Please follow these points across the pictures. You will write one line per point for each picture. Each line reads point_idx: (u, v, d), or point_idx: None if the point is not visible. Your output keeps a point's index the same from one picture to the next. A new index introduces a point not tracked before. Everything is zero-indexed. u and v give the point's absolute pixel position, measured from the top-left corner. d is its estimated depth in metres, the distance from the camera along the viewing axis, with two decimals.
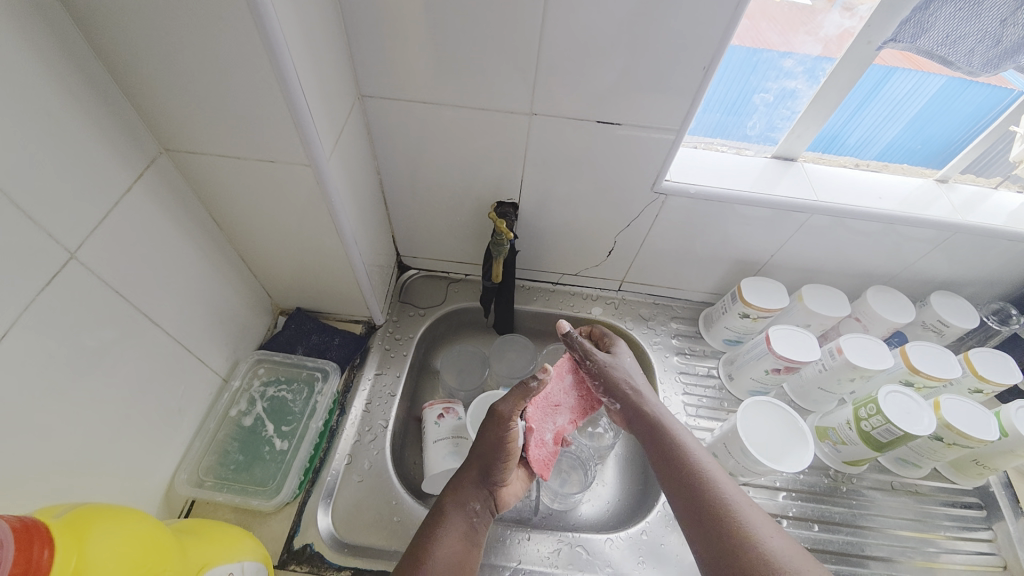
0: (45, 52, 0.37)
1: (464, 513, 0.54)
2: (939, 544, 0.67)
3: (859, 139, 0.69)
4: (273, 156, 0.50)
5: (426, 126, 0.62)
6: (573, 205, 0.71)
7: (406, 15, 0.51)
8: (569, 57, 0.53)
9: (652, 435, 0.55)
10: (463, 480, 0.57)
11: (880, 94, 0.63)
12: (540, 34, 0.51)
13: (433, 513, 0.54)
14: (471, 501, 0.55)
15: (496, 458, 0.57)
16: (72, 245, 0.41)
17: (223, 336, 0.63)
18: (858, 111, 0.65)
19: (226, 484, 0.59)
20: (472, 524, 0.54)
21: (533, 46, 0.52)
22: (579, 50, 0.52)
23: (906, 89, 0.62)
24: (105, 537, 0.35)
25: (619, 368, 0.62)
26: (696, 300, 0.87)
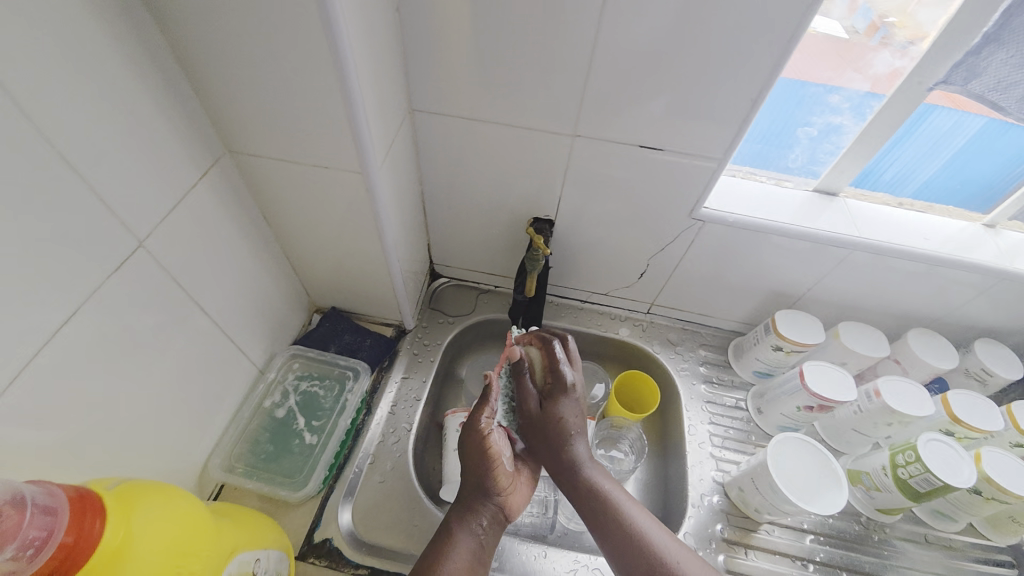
0: (137, 59, 0.40)
1: (472, 532, 0.54)
2: None
3: (896, 176, 0.68)
4: (325, 161, 0.52)
5: (471, 141, 0.64)
6: (608, 225, 0.71)
7: (462, 35, 0.53)
8: (617, 82, 0.54)
9: (586, 496, 0.57)
10: (466, 500, 0.56)
11: (918, 132, 0.62)
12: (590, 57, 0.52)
13: (439, 534, 0.54)
14: (478, 518, 0.55)
15: (485, 472, 0.56)
16: (141, 233, 0.44)
17: (262, 329, 0.66)
18: (894, 149, 0.64)
19: (255, 472, 0.61)
20: (480, 542, 0.53)
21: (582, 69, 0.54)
22: (628, 76, 0.53)
23: (947, 127, 0.61)
24: (151, 515, 0.35)
25: (552, 421, 0.60)
26: (725, 329, 0.85)
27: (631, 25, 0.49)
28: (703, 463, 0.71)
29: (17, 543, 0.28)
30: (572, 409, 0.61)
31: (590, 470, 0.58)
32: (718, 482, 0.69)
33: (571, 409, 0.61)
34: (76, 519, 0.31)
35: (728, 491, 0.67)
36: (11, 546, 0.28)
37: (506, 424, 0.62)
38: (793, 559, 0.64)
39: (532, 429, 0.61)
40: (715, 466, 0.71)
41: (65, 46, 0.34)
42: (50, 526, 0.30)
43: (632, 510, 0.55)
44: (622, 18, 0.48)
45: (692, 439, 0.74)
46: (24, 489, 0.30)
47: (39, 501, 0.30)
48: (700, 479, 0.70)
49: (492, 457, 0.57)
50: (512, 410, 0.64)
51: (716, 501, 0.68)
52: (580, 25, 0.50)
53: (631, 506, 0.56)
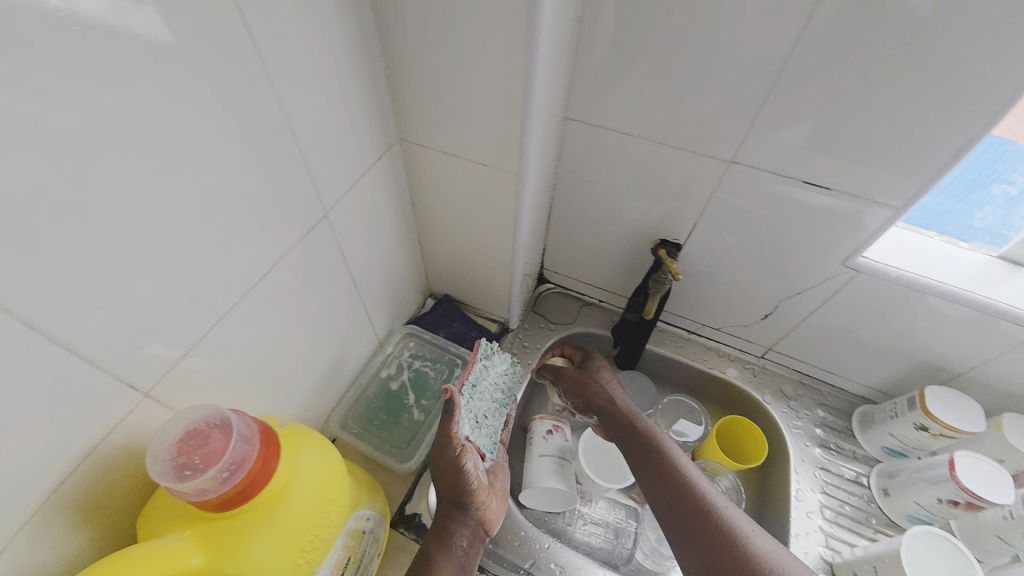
0: (355, 51, 0.44)
1: (453, 555, 0.52)
2: None
3: None
4: (486, 161, 0.54)
5: (617, 155, 0.63)
6: (742, 260, 0.67)
7: (639, 50, 0.52)
8: (804, 113, 0.50)
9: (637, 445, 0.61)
10: (444, 521, 0.54)
11: None
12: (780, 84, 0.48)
13: (421, 561, 0.51)
14: (457, 539, 0.53)
15: (462, 489, 0.54)
16: (328, 206, 0.49)
17: (388, 306, 0.71)
18: None
19: (366, 435, 0.65)
20: (463, 562, 0.52)
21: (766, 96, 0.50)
22: (819, 108, 0.49)
23: None
24: (308, 460, 0.39)
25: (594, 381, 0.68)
26: (852, 392, 0.77)
27: (840, 54, 0.45)
28: (810, 535, 0.65)
29: (219, 463, 0.33)
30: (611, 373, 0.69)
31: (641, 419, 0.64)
32: (825, 560, 0.63)
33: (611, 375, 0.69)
34: (262, 454, 0.35)
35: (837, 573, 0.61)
36: (217, 465, 0.32)
37: (477, 437, 0.60)
38: None
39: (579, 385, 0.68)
40: (824, 542, 0.64)
41: (311, 34, 0.38)
42: (245, 454, 0.34)
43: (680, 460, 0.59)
44: (833, 45, 0.44)
45: (800, 505, 0.67)
46: (232, 415, 0.35)
47: (241, 429, 0.34)
48: (804, 552, 0.63)
49: (470, 474, 0.55)
50: (478, 424, 0.62)
51: None
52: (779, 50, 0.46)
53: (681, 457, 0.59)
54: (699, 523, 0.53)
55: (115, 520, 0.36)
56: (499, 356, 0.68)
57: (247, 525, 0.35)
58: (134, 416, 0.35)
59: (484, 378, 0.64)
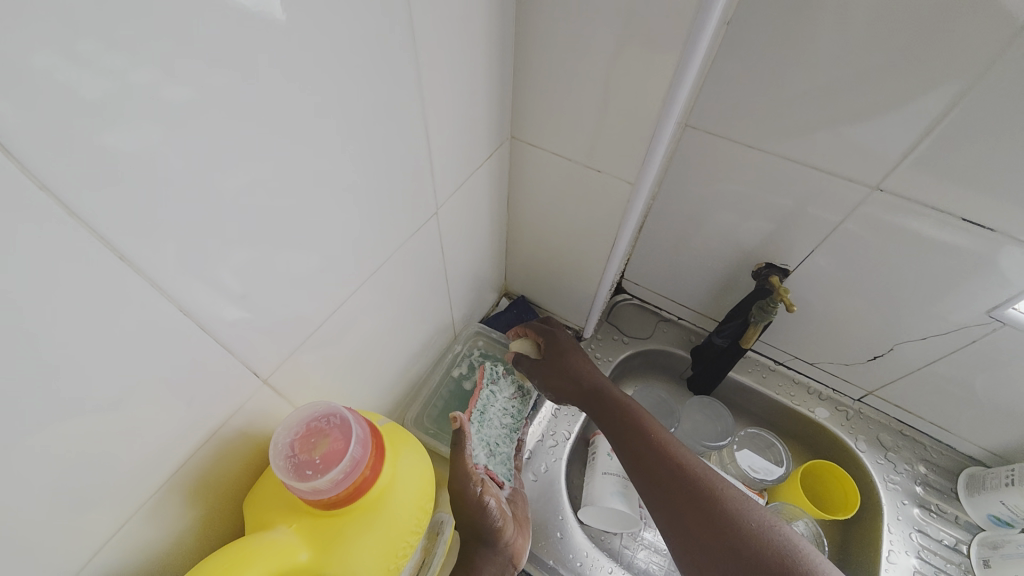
0: (488, 45, 0.42)
1: None
2: None
3: None
4: (600, 167, 0.51)
5: (733, 170, 0.58)
6: (858, 296, 0.61)
7: (788, 60, 0.47)
8: (983, 143, 0.43)
9: (628, 434, 0.55)
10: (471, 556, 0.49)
11: None
12: (961, 110, 0.42)
13: None
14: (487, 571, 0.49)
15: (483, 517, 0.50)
16: (438, 203, 0.47)
17: (468, 303, 0.69)
18: None
19: (439, 434, 0.62)
20: None
21: (939, 121, 0.44)
22: (1003, 139, 0.42)
23: None
24: (409, 464, 0.38)
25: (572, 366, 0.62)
26: (960, 451, 0.69)
27: None
28: None
29: (337, 465, 0.31)
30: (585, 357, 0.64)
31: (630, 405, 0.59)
32: None
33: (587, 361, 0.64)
34: (373, 458, 0.34)
35: None
36: (337, 467, 0.31)
37: (492, 468, 0.58)
38: None
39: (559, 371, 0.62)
40: None
41: (451, 28, 0.36)
42: (360, 458, 0.33)
43: (673, 447, 0.53)
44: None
45: (892, 569, 0.61)
46: (350, 418, 0.34)
47: (358, 432, 0.33)
48: None
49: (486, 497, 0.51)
50: (491, 453, 0.60)
51: None
52: (972, 70, 0.40)
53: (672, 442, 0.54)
54: (705, 514, 0.47)
55: (222, 499, 0.36)
56: (504, 381, 0.67)
57: (349, 527, 0.33)
58: (252, 402, 0.35)
59: (492, 405, 0.63)
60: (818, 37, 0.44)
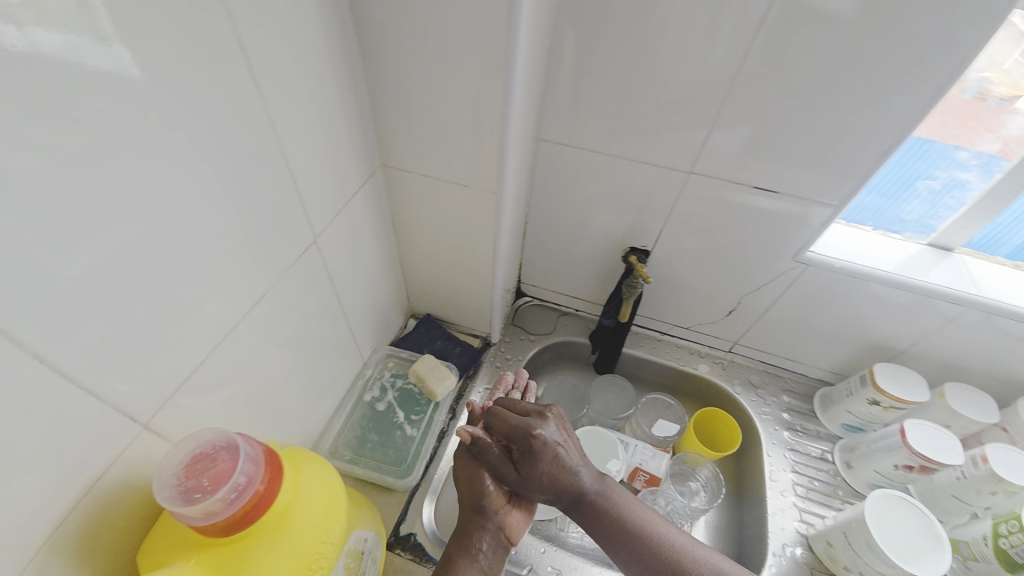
0: (338, 83, 0.46)
1: (470, 561, 0.51)
2: None
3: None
4: (467, 181, 0.56)
5: (586, 171, 0.67)
6: (706, 262, 0.72)
7: (603, 75, 0.56)
8: (752, 125, 0.55)
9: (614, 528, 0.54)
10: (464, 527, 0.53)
11: None
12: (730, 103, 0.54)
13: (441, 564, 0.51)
14: (479, 544, 0.52)
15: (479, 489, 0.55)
16: (316, 231, 0.50)
17: (373, 328, 0.71)
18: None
19: (360, 459, 0.64)
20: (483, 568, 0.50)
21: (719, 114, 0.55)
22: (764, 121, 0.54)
23: None
24: (311, 478, 0.39)
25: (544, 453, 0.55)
26: (812, 377, 0.83)
27: (780, 73, 0.50)
28: (786, 512, 0.69)
29: (226, 485, 0.32)
30: (554, 433, 0.56)
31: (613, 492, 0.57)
32: (801, 533, 0.67)
33: (557, 435, 0.56)
34: (268, 475, 0.35)
35: (813, 544, 0.65)
36: (225, 486, 0.32)
37: None
38: None
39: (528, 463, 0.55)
40: (799, 517, 0.69)
41: (293, 70, 0.40)
42: (252, 475, 0.34)
43: (661, 529, 0.54)
44: (774, 68, 0.50)
45: (774, 485, 0.72)
46: (237, 439, 0.35)
47: (246, 450, 0.34)
48: (782, 528, 0.68)
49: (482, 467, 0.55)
50: None
51: (799, 553, 0.65)
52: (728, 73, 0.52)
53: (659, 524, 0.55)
54: None
55: (112, 561, 0.35)
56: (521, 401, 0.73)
57: (254, 548, 0.34)
58: (132, 448, 0.35)
59: None
60: (619, 57, 0.54)
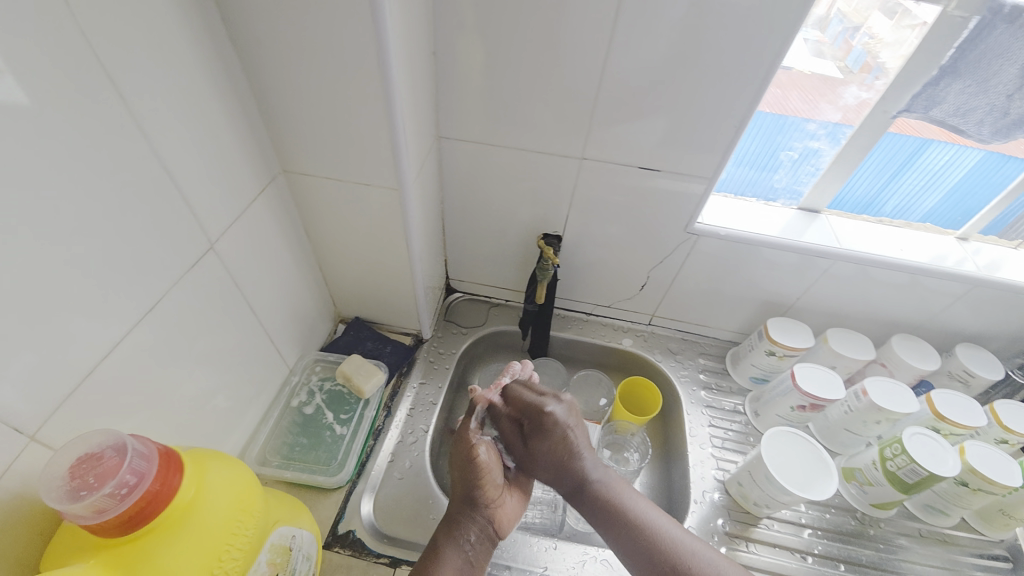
0: (218, 91, 0.47)
1: (458, 549, 0.55)
2: None
3: (897, 207, 0.75)
4: (368, 180, 0.58)
5: (489, 165, 0.70)
6: (613, 242, 0.78)
7: (487, 71, 0.60)
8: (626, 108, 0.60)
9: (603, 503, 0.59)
10: (454, 518, 0.57)
11: (914, 164, 0.69)
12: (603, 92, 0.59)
13: (428, 550, 0.55)
14: (465, 535, 0.56)
15: (473, 483, 0.59)
16: (213, 237, 0.50)
17: (297, 335, 0.71)
18: (894, 178, 0.71)
19: (290, 463, 0.64)
20: (467, 559, 0.54)
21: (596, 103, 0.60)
22: (634, 104, 0.59)
23: (943, 161, 0.68)
24: (216, 475, 0.40)
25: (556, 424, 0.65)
26: (723, 339, 0.91)
27: (639, 61, 0.56)
28: (704, 463, 0.75)
29: (114, 482, 0.33)
30: (562, 411, 0.66)
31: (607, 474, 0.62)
32: (719, 480, 0.73)
33: (565, 414, 0.66)
34: (162, 470, 0.35)
35: (729, 487, 0.71)
36: (112, 483, 0.33)
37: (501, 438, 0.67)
38: (793, 551, 0.67)
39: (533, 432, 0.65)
40: (716, 465, 0.75)
41: (160, 77, 0.40)
42: (142, 471, 0.35)
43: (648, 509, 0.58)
44: (633, 58, 0.56)
45: (694, 440, 0.78)
46: (128, 439, 0.35)
47: (137, 447, 0.35)
48: (701, 478, 0.74)
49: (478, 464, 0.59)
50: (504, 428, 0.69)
51: (717, 497, 0.71)
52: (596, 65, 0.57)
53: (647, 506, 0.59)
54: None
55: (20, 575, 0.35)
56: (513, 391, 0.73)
57: (153, 543, 0.35)
58: (21, 459, 0.35)
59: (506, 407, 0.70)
60: (498, 55, 0.58)
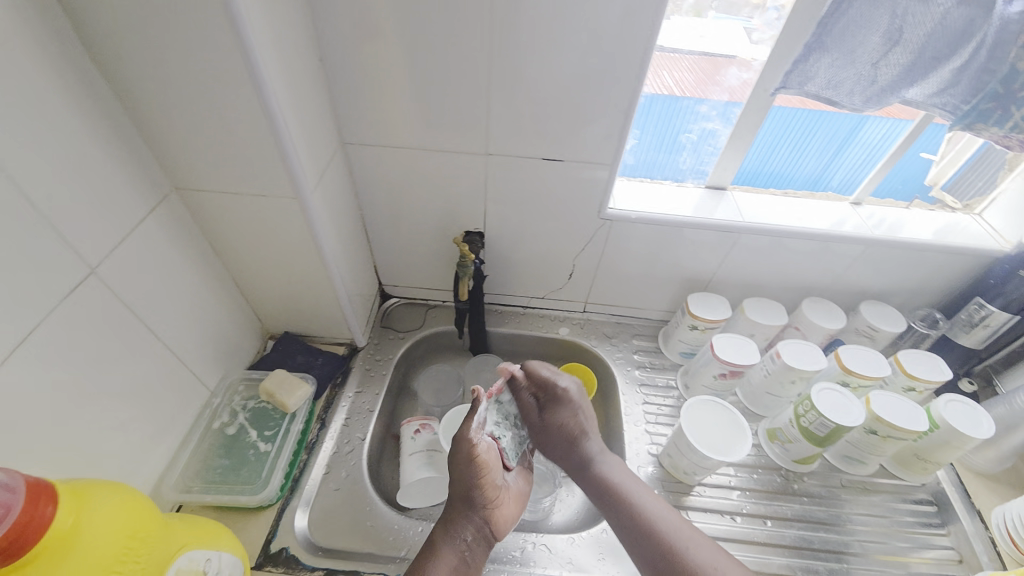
0: (82, 111, 0.45)
1: (455, 547, 0.57)
2: (911, 539, 0.70)
3: (842, 181, 0.79)
4: (264, 192, 0.58)
5: (399, 168, 0.71)
6: (533, 233, 0.79)
7: (378, 75, 0.60)
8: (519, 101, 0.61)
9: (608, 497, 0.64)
10: (454, 514, 0.60)
11: (856, 140, 0.73)
12: (494, 88, 0.60)
13: (426, 547, 0.58)
14: (462, 533, 0.58)
15: (473, 483, 0.59)
16: (93, 262, 0.48)
17: (217, 356, 0.69)
18: (837, 156, 0.76)
19: (212, 487, 0.62)
20: (463, 556, 0.57)
21: (490, 100, 0.61)
22: (526, 96, 0.61)
23: (881, 134, 0.72)
24: (97, 507, 0.39)
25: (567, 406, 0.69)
26: (655, 319, 0.94)
27: (523, 56, 0.57)
28: (639, 439, 0.78)
29: None
30: (576, 392, 0.70)
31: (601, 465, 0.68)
32: (653, 454, 0.76)
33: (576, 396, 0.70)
34: (30, 501, 0.34)
35: (662, 460, 0.74)
36: None
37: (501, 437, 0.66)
38: (723, 514, 0.70)
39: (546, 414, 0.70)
40: (650, 440, 0.78)
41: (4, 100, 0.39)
42: (8, 503, 0.33)
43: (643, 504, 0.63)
44: (516, 51, 0.57)
45: (629, 419, 0.80)
46: None
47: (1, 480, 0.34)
48: (636, 453, 0.76)
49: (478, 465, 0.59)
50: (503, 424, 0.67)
51: (651, 471, 0.74)
52: (483, 63, 0.58)
53: (645, 501, 0.63)
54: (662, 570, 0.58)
55: None
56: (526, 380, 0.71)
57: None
58: None
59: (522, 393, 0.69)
60: (387, 58, 0.58)
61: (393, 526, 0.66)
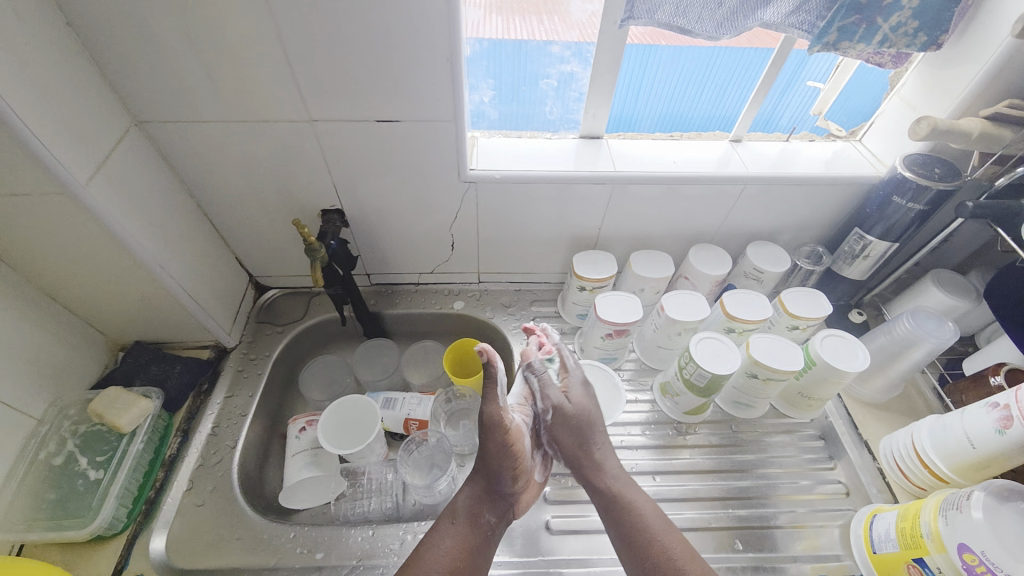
0: None
1: (473, 526, 0.56)
2: (811, 476, 0.71)
3: (791, 120, 0.76)
4: (22, 190, 0.49)
5: (219, 146, 0.62)
6: (396, 206, 0.72)
7: (146, 37, 0.50)
8: (324, 56, 0.53)
9: (619, 513, 0.57)
10: (473, 488, 0.58)
11: (802, 75, 0.71)
12: (290, 44, 0.52)
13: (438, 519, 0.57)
14: (484, 512, 0.57)
15: (502, 462, 0.57)
16: None
17: (40, 381, 0.62)
18: (785, 94, 0.73)
19: (39, 524, 0.57)
20: (482, 536, 0.56)
21: (290, 58, 0.53)
22: (330, 49, 0.52)
23: (824, 68, 0.70)
24: None
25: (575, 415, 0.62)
26: (554, 282, 0.90)
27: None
28: None
29: None
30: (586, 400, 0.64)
31: (623, 487, 0.59)
32: None
33: (586, 402, 0.64)
34: None
35: None
36: None
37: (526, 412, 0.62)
38: None
39: (563, 427, 0.62)
40: None
41: None
42: None
43: (658, 527, 0.55)
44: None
45: None
46: None
47: None
48: None
49: (510, 448, 0.56)
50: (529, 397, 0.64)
51: None
52: (264, 14, 0.49)
53: (660, 525, 0.55)
54: None
55: None
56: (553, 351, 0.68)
57: None
58: None
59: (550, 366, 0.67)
60: (149, 17, 0.49)
61: (264, 535, 0.62)
